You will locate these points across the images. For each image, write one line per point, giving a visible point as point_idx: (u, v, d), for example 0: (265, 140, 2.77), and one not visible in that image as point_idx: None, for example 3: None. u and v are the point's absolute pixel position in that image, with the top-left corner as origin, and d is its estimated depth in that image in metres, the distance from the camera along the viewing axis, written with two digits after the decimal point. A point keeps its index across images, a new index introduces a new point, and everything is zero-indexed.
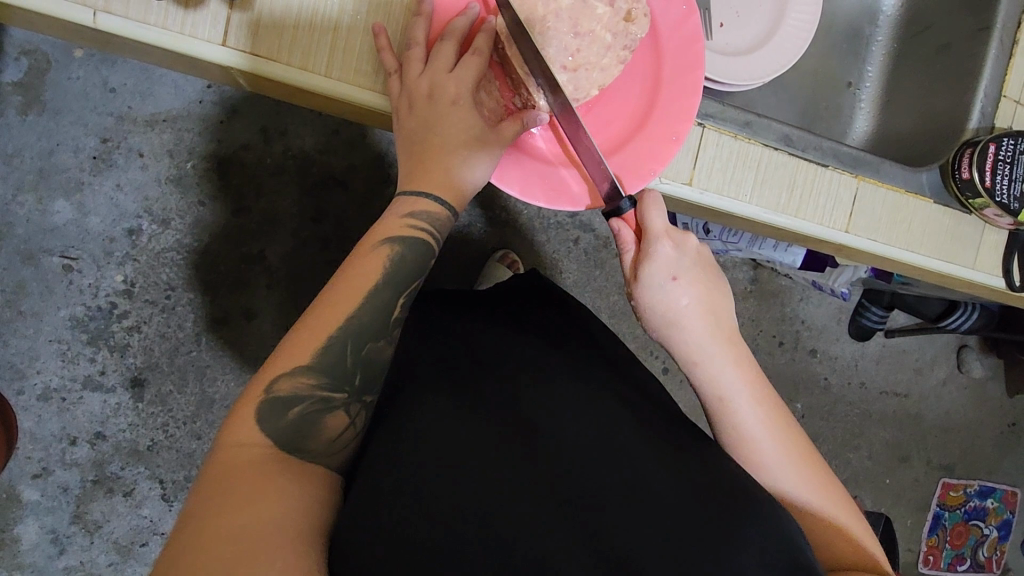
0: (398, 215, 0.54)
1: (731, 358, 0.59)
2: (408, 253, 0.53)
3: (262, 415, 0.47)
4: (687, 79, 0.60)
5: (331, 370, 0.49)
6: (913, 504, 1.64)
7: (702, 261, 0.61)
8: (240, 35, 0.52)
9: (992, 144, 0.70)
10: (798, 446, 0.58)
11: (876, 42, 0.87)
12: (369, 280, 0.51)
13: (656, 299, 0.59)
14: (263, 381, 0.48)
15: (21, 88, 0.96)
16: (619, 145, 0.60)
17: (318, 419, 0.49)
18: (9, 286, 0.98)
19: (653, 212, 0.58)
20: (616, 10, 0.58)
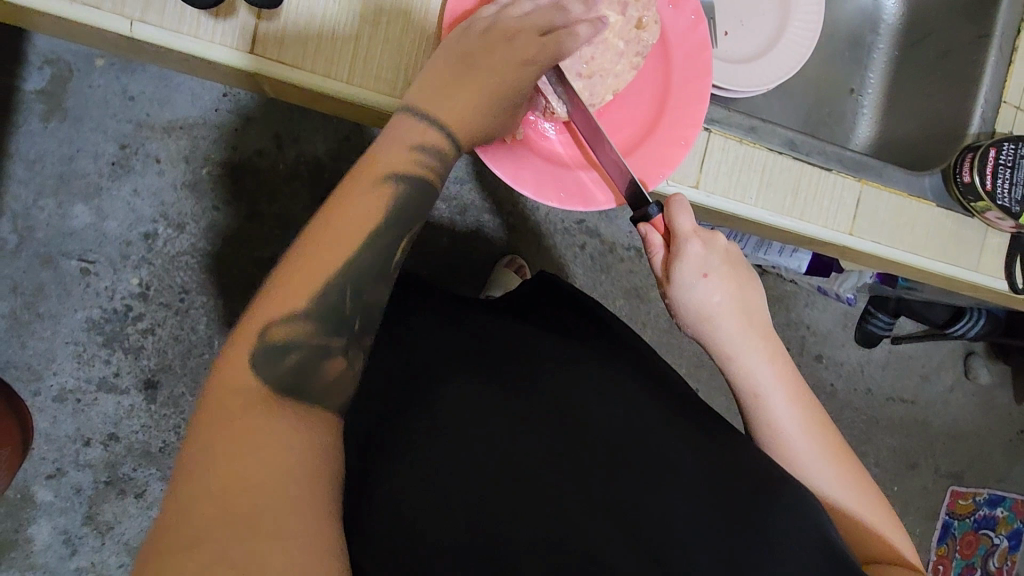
0: (405, 146, 0.49)
1: (762, 352, 0.60)
2: (412, 195, 0.48)
3: (256, 361, 0.43)
4: (696, 85, 0.62)
5: (326, 312, 0.45)
6: (920, 511, 1.64)
7: (732, 257, 0.61)
8: (266, 44, 0.54)
9: (993, 149, 0.71)
10: (828, 440, 0.58)
11: (878, 49, 0.89)
12: (370, 216, 0.46)
13: (687, 296, 0.60)
14: (250, 324, 0.43)
15: (44, 96, 0.99)
16: (630, 149, 0.62)
17: (316, 362, 0.44)
18: (29, 288, 1.01)
19: (682, 215, 0.59)
20: (628, 18, 0.59)
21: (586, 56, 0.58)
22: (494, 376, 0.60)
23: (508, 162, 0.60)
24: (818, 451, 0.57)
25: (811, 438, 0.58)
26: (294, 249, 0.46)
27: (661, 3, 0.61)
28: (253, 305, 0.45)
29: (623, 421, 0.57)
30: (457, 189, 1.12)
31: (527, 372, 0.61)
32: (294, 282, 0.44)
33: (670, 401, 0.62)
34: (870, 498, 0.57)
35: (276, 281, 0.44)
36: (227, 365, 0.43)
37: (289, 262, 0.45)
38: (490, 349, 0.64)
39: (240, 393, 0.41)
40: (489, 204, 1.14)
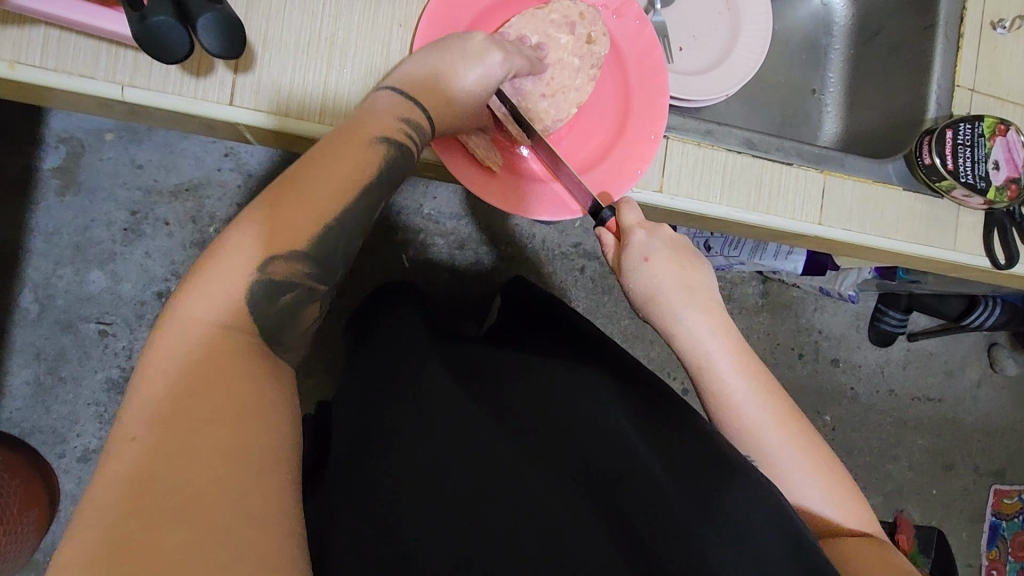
0: (389, 116, 0.53)
1: (711, 328, 0.61)
2: (395, 160, 0.52)
3: (255, 295, 0.45)
4: (654, 82, 0.64)
5: (323, 263, 0.48)
6: (963, 514, 1.59)
7: (674, 240, 0.63)
8: (246, 95, 0.58)
9: (949, 130, 0.73)
10: (783, 416, 0.59)
11: (834, 51, 0.93)
12: (358, 172, 0.49)
13: (636, 281, 0.62)
14: (239, 252, 0.45)
15: (60, 172, 1.06)
16: (602, 155, 0.65)
17: (301, 309, 0.48)
18: (51, 354, 1.06)
19: (626, 211, 0.61)
20: (578, 36, 0.64)
21: (546, 77, 0.64)
22: (481, 403, 0.63)
23: (490, 180, 0.62)
24: (776, 434, 0.58)
25: (769, 414, 0.59)
26: (282, 189, 0.47)
27: (606, 17, 0.64)
28: (239, 228, 0.46)
29: (599, 421, 0.61)
30: (453, 223, 1.16)
31: (507, 399, 0.64)
32: (291, 226, 0.46)
33: (640, 407, 0.66)
34: (827, 476, 0.58)
35: (270, 217, 0.46)
36: (209, 286, 0.44)
37: (279, 197, 0.47)
38: (472, 381, 0.67)
39: (224, 330, 0.43)
40: (486, 235, 1.18)
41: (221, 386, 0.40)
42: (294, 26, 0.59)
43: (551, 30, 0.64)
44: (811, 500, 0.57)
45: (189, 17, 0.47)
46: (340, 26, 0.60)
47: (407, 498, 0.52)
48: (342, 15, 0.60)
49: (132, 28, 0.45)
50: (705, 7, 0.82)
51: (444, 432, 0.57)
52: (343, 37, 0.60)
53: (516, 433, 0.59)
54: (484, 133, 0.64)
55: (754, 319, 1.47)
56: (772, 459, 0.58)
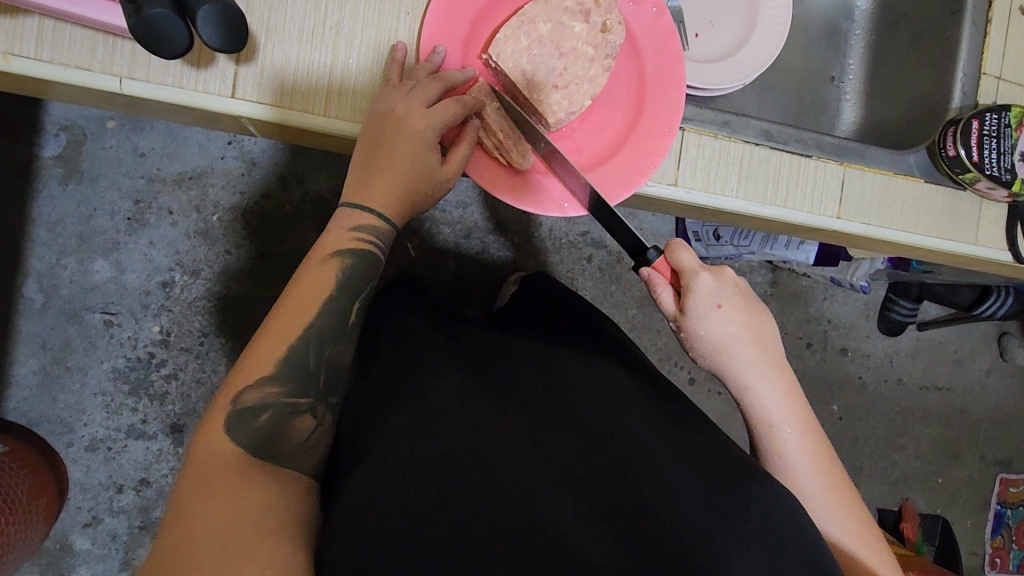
0: (344, 227, 0.56)
1: (778, 384, 0.61)
2: (356, 262, 0.56)
3: (232, 425, 0.50)
4: (672, 73, 0.62)
5: (293, 376, 0.53)
6: (969, 502, 1.59)
7: (742, 290, 0.63)
8: (248, 86, 0.56)
9: (975, 121, 0.71)
10: (837, 475, 0.59)
11: (855, 35, 0.90)
12: (320, 290, 0.55)
13: (702, 324, 0.62)
14: (229, 391, 0.51)
15: (61, 160, 1.05)
16: (616, 148, 0.63)
17: (287, 423, 0.52)
18: (57, 343, 1.06)
19: (684, 253, 0.61)
20: (593, 24, 0.60)
21: (559, 68, 0.60)
22: (501, 402, 0.60)
23: (492, 167, 0.61)
24: (820, 483, 0.58)
25: (817, 466, 0.59)
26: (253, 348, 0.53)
27: (621, 3, 0.62)
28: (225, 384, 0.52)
29: (612, 428, 0.59)
30: (460, 212, 1.15)
31: (532, 400, 0.61)
32: (262, 360, 0.52)
33: (652, 406, 0.64)
34: (867, 532, 0.57)
35: (247, 362, 0.52)
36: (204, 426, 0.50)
37: (256, 349, 0.53)
38: (495, 381, 0.64)
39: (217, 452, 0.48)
40: (493, 224, 1.16)
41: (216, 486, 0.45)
42: (297, 14, 0.57)
43: (564, 17, 0.60)
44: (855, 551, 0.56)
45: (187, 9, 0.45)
46: (344, 14, 0.58)
47: (419, 507, 0.51)
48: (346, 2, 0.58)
49: (128, 17, 0.44)
50: None
51: (464, 440, 0.56)
52: (349, 25, 0.58)
53: (543, 441, 0.56)
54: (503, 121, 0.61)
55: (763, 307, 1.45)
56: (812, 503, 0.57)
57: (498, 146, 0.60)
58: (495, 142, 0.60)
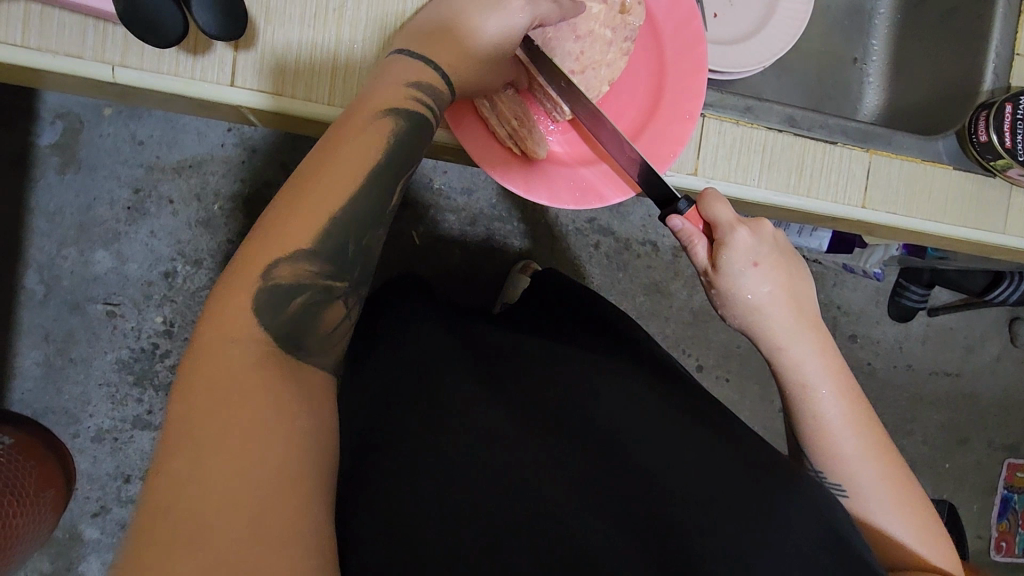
0: (400, 84, 0.48)
1: (815, 348, 0.57)
2: (409, 125, 0.47)
3: (261, 307, 0.42)
4: (693, 57, 0.59)
5: (332, 257, 0.45)
6: (976, 487, 1.58)
7: (782, 244, 0.57)
8: (248, 74, 0.54)
9: (1009, 104, 0.67)
10: (878, 445, 0.55)
11: (879, 15, 0.86)
12: (369, 149, 0.46)
13: (736, 286, 0.56)
14: (258, 263, 0.42)
15: (58, 149, 1.02)
16: (633, 137, 0.60)
17: (318, 313, 0.45)
18: (60, 335, 1.04)
19: (717, 206, 0.55)
20: (611, 5, 0.57)
21: (576, 51, 0.57)
22: (515, 410, 0.59)
23: (503, 153, 0.57)
24: (860, 456, 0.54)
25: (861, 439, 0.55)
26: (289, 203, 0.44)
27: None
28: (250, 244, 0.43)
29: (630, 433, 0.57)
30: (465, 199, 1.12)
31: (549, 404, 0.60)
32: (291, 235, 0.43)
33: (667, 403, 0.61)
34: (919, 508, 0.54)
35: (278, 224, 0.43)
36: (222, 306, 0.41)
37: (292, 204, 0.44)
38: (507, 387, 0.62)
39: (239, 348, 0.40)
40: (499, 211, 1.14)
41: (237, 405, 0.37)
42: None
43: None
44: (893, 530, 0.53)
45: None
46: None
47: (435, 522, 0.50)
48: None
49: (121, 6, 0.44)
50: None
51: (482, 450, 0.54)
52: (352, 8, 0.55)
53: (565, 446, 0.55)
54: (520, 105, 0.58)
55: None
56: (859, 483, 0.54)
57: (512, 133, 0.56)
58: (508, 128, 0.56)
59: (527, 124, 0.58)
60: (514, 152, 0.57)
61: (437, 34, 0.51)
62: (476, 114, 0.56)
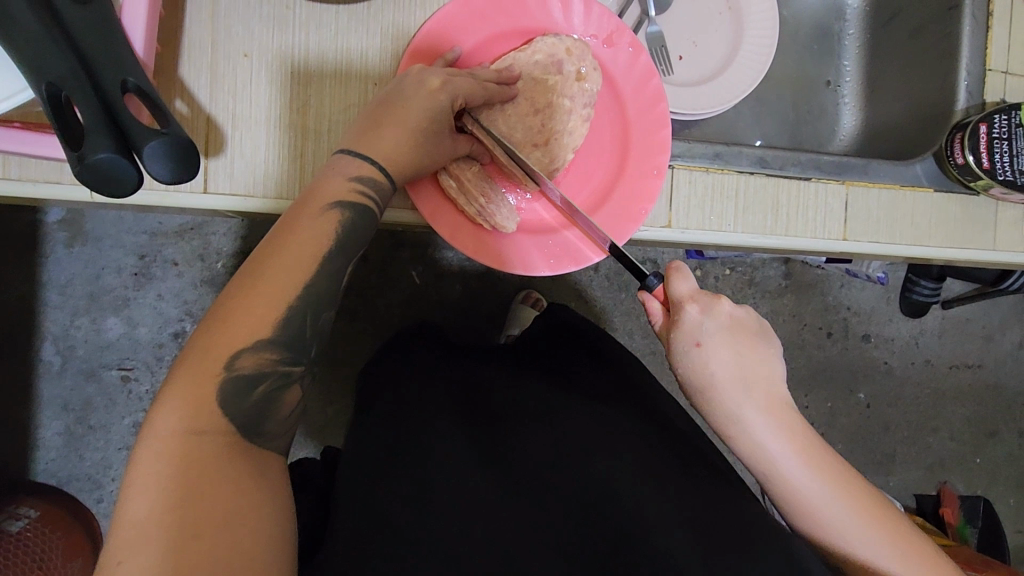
0: (343, 177, 0.49)
1: (777, 424, 0.56)
2: (359, 220, 0.48)
3: (224, 397, 0.41)
4: (653, 113, 0.60)
5: (291, 343, 0.44)
6: (1010, 480, 1.54)
7: (730, 320, 0.57)
8: (222, 179, 0.52)
9: (984, 124, 0.67)
10: (864, 506, 0.54)
11: (848, 36, 0.86)
12: (316, 245, 0.46)
13: (688, 370, 0.57)
14: (220, 355, 0.41)
15: (65, 225, 1.05)
16: (603, 197, 0.61)
17: (278, 397, 0.44)
18: (77, 404, 1.07)
19: (678, 280, 0.57)
20: (567, 74, 0.60)
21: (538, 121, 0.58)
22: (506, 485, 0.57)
23: (479, 233, 0.59)
24: (847, 523, 0.53)
25: (847, 506, 0.54)
26: (242, 290, 0.43)
27: (596, 47, 0.60)
28: (202, 328, 0.42)
29: (634, 484, 0.57)
30: None
31: (544, 471, 0.59)
32: (245, 329, 0.42)
33: (664, 455, 0.61)
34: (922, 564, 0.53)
35: (237, 311, 0.42)
36: (175, 393, 0.40)
37: (248, 294, 0.43)
38: (502, 456, 0.61)
39: (191, 438, 0.38)
40: None
41: (193, 497, 0.36)
42: (265, 97, 0.52)
43: (535, 72, 0.59)
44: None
45: (132, 142, 0.35)
46: (311, 90, 0.53)
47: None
48: (312, 80, 0.53)
49: (72, 169, 0.35)
50: (702, 8, 0.76)
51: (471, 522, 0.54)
52: (317, 103, 0.53)
53: (551, 517, 0.55)
54: (483, 177, 0.59)
55: (779, 302, 1.40)
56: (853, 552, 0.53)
57: (482, 209, 0.58)
58: (477, 205, 0.58)
59: (494, 198, 0.59)
60: (484, 228, 0.58)
61: (378, 119, 0.51)
62: (437, 184, 0.57)
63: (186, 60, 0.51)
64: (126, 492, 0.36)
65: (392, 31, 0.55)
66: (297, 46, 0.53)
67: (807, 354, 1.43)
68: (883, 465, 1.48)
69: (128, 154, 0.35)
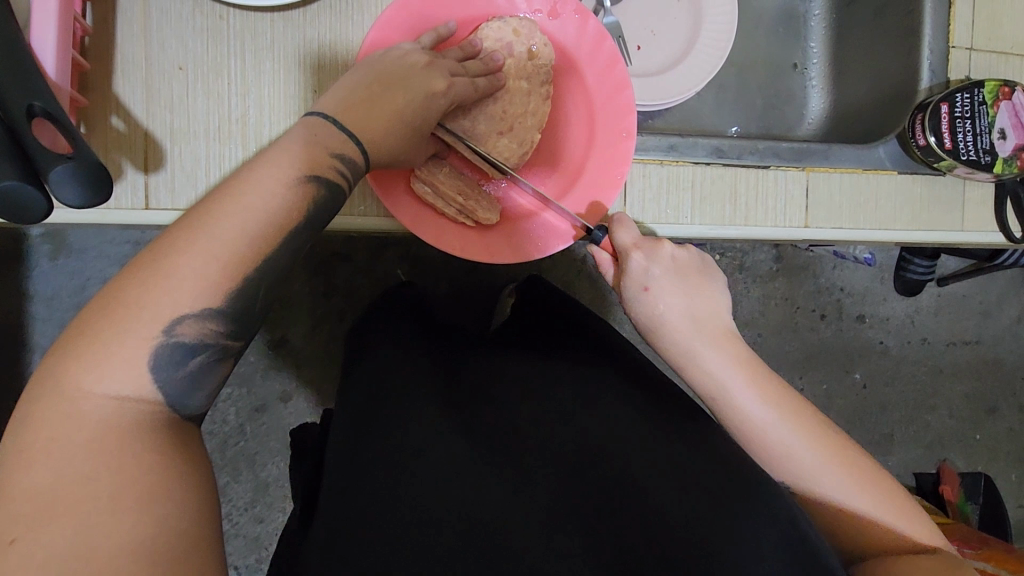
0: (322, 146, 0.45)
1: (726, 355, 0.55)
2: (330, 199, 0.44)
3: (155, 363, 0.37)
4: (613, 79, 0.60)
5: (241, 312, 0.40)
6: (1011, 455, 1.53)
7: (677, 263, 0.57)
8: (162, 194, 0.52)
9: (944, 104, 0.66)
10: (816, 434, 0.53)
11: (814, 17, 0.85)
12: (287, 211, 0.41)
13: (637, 312, 0.57)
14: (145, 315, 0.37)
15: (49, 238, 1.06)
16: (579, 171, 0.61)
17: (214, 369, 0.41)
18: None
19: (621, 230, 0.57)
20: (518, 56, 0.59)
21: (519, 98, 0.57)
22: (480, 444, 0.53)
23: (456, 228, 0.58)
24: (812, 458, 0.52)
25: (792, 426, 0.53)
26: (177, 246, 0.38)
27: (541, 19, 0.59)
28: (134, 280, 0.38)
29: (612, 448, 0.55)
30: None
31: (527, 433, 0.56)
32: (175, 289, 0.38)
33: (651, 417, 0.58)
34: (869, 481, 0.52)
35: (172, 268, 0.38)
36: (105, 354, 0.36)
37: (184, 251, 0.38)
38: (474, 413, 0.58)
39: (120, 403, 0.36)
40: None
41: (122, 463, 0.34)
42: (203, 112, 0.52)
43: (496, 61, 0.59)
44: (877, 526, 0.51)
45: (38, 168, 0.39)
46: (250, 100, 0.53)
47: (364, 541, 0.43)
48: (249, 88, 0.53)
49: None
50: None
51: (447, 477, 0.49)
52: (256, 115, 0.53)
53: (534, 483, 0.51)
54: (455, 176, 0.59)
55: (770, 287, 1.39)
56: (810, 482, 0.52)
57: (462, 208, 0.58)
58: (457, 205, 0.57)
59: (472, 195, 0.59)
60: (462, 224, 0.58)
61: (373, 97, 0.49)
62: (409, 186, 0.56)
63: (121, 76, 0.51)
64: (37, 458, 0.33)
65: (330, 35, 0.54)
66: (231, 55, 0.52)
67: (802, 337, 1.42)
68: (882, 445, 1.47)
69: (34, 181, 0.39)
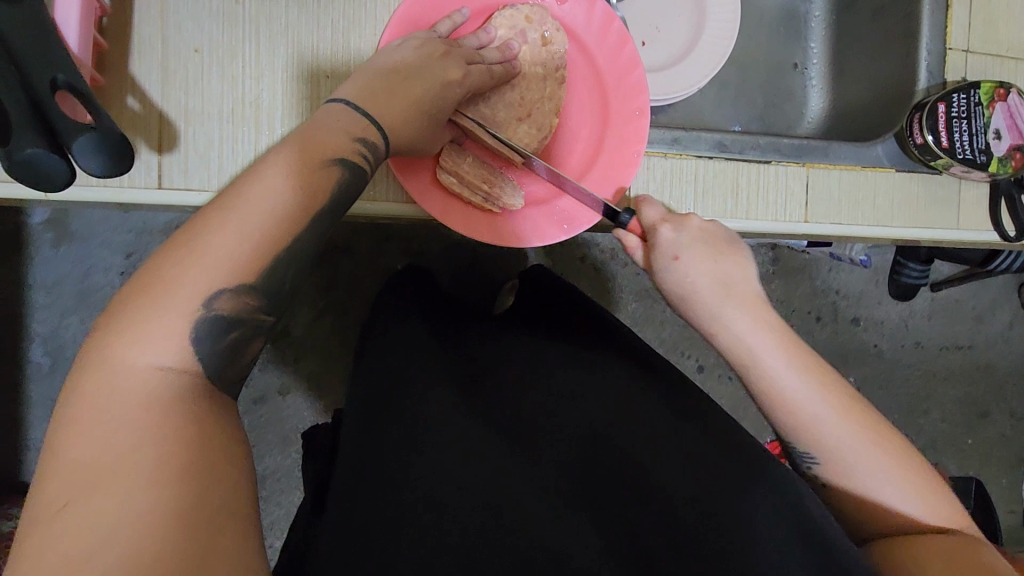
0: (335, 127, 0.46)
1: (756, 321, 0.55)
2: (353, 181, 0.45)
3: (197, 336, 0.38)
4: (622, 59, 0.61)
5: (270, 289, 0.41)
6: (1001, 459, 1.55)
7: (706, 234, 0.58)
8: (176, 174, 0.53)
9: (941, 104, 0.67)
10: (842, 400, 0.53)
11: (814, 18, 0.86)
12: (320, 188, 0.43)
13: (667, 282, 0.58)
14: (178, 291, 0.37)
15: (51, 225, 1.06)
16: (595, 153, 0.63)
17: (248, 344, 0.41)
18: None
19: (648, 207, 0.59)
20: (532, 42, 0.61)
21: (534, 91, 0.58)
22: (496, 428, 0.54)
23: (477, 213, 0.59)
24: (838, 426, 0.52)
25: (819, 393, 0.53)
26: (210, 224, 0.39)
27: (552, 3, 0.61)
28: (169, 258, 0.38)
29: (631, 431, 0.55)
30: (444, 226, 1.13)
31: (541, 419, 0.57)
32: (205, 267, 0.38)
33: (661, 406, 0.59)
34: (897, 453, 0.52)
35: (205, 245, 0.38)
36: (143, 326, 0.37)
37: (217, 228, 0.39)
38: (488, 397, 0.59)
39: (164, 374, 0.36)
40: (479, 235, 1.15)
41: (162, 432, 0.34)
42: (216, 92, 0.53)
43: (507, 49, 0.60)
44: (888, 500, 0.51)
45: (62, 140, 0.41)
46: (263, 82, 0.54)
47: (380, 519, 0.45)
48: (263, 71, 0.54)
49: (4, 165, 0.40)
50: None
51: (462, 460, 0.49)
52: (269, 98, 0.54)
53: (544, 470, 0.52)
54: (477, 162, 0.60)
55: (767, 288, 1.40)
56: (833, 453, 0.52)
57: (487, 196, 0.59)
58: (482, 193, 0.59)
59: (496, 181, 0.60)
60: (485, 211, 0.60)
61: (392, 84, 0.50)
62: (432, 172, 0.58)
63: (137, 57, 0.52)
64: (81, 426, 0.33)
65: (343, 20, 0.55)
66: (245, 38, 0.53)
67: None
68: None
69: (57, 152, 0.41)
